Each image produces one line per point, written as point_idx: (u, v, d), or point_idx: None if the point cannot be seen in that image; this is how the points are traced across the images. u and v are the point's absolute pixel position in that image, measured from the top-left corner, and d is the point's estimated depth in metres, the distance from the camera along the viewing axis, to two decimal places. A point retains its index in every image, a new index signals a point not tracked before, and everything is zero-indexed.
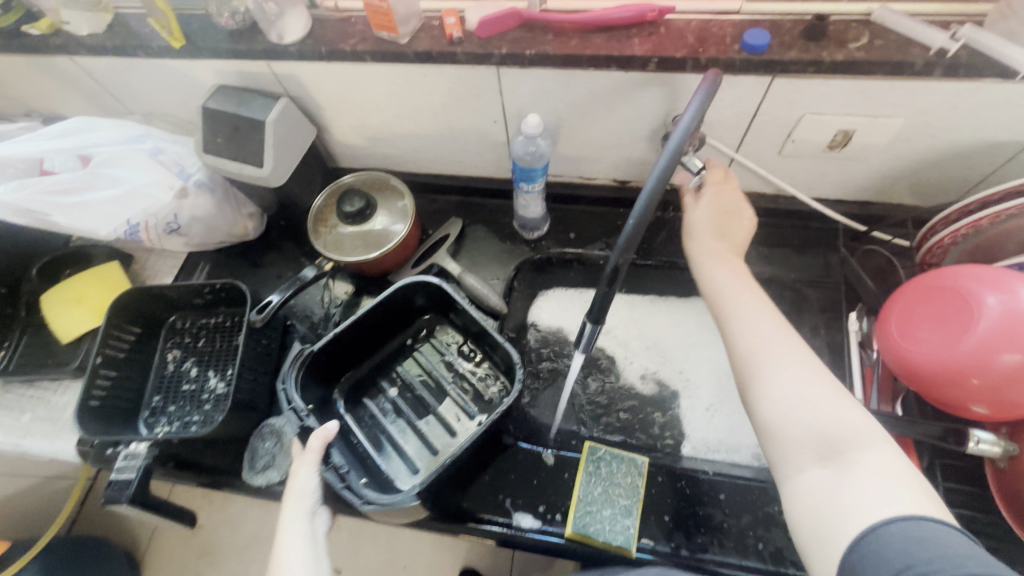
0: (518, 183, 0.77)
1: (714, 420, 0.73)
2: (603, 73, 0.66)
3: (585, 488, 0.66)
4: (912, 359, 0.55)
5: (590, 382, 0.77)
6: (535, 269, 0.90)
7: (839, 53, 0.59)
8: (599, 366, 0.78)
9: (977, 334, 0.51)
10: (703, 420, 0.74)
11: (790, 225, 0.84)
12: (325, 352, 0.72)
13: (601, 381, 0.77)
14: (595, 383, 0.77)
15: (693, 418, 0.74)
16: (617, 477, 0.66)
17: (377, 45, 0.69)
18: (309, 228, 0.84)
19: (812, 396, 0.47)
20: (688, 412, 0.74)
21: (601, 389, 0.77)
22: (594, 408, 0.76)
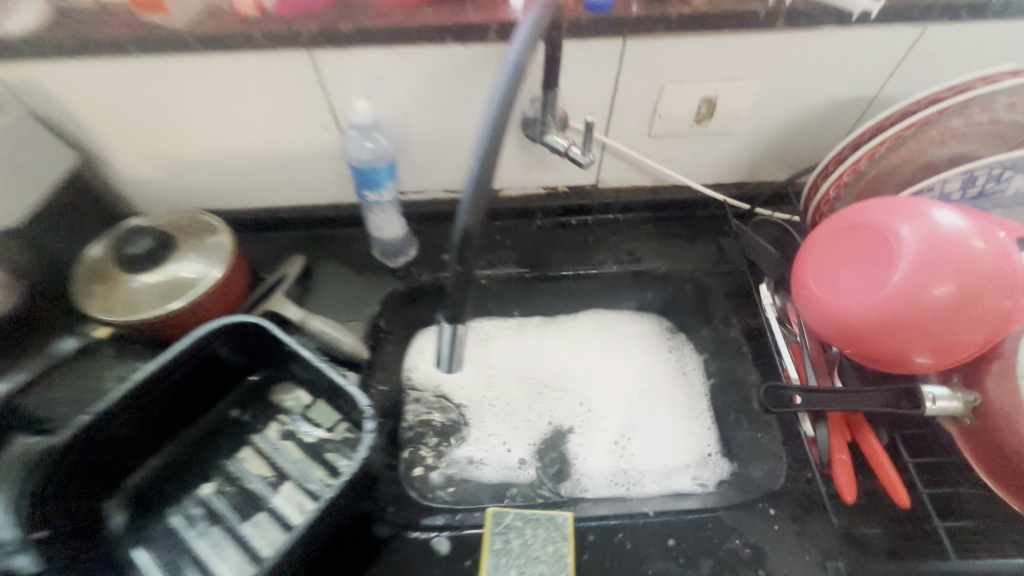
0: (363, 192, 0.63)
1: (626, 453, 0.66)
2: (440, 48, 0.56)
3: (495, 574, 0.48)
4: (840, 317, 0.46)
5: (481, 434, 0.67)
6: (404, 303, 0.73)
7: (684, 8, 0.55)
8: (487, 416, 0.69)
9: (903, 270, 0.43)
10: (609, 457, 0.66)
11: (675, 218, 0.78)
12: (79, 446, 0.48)
13: (492, 432, 0.67)
14: (483, 435, 0.67)
15: (601, 454, 0.66)
16: (534, 549, 0.50)
17: (145, 30, 0.53)
18: (73, 288, 0.60)
19: None
20: (590, 450, 0.66)
21: (496, 444, 0.67)
22: (487, 466, 0.65)
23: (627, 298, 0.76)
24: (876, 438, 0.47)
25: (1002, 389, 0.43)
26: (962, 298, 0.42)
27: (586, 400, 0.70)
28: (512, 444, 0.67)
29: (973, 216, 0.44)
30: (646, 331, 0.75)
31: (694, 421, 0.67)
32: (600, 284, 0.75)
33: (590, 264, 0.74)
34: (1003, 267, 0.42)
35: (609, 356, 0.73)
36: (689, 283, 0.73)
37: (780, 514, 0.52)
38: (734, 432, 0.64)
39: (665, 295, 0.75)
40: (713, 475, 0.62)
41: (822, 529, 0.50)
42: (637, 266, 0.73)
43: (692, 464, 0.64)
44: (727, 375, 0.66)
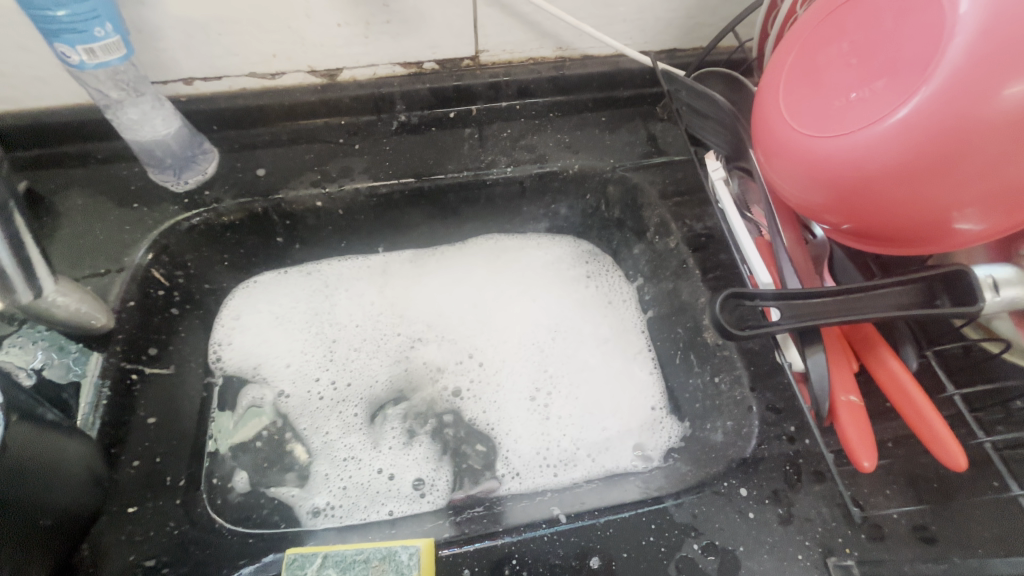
0: (50, 42, 0.37)
1: (547, 411, 0.49)
2: None
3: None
4: (840, 168, 0.29)
5: (326, 464, 0.47)
6: (200, 248, 0.49)
7: None
8: (317, 422, 0.49)
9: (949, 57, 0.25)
10: (527, 419, 0.49)
11: (592, 100, 0.56)
12: None
13: (343, 455, 0.48)
14: (330, 454, 0.48)
15: (511, 419, 0.49)
16: None
17: None
18: None
19: None
20: (499, 418, 0.49)
21: (359, 480, 0.46)
22: (344, 507, 0.45)
23: (534, 216, 0.56)
24: (897, 363, 0.30)
25: None
26: None
27: (470, 355, 0.52)
28: (388, 472, 0.47)
29: None
30: (557, 257, 0.57)
31: (634, 367, 0.49)
32: (493, 198, 0.54)
33: (473, 170, 0.52)
34: None
35: (508, 296, 0.55)
36: (614, 188, 0.52)
37: (755, 495, 0.34)
38: (684, 380, 0.45)
39: (583, 208, 0.55)
40: (663, 440, 0.45)
41: (817, 513, 0.33)
42: (539, 168, 0.52)
43: (634, 429, 0.46)
44: (672, 303, 0.47)
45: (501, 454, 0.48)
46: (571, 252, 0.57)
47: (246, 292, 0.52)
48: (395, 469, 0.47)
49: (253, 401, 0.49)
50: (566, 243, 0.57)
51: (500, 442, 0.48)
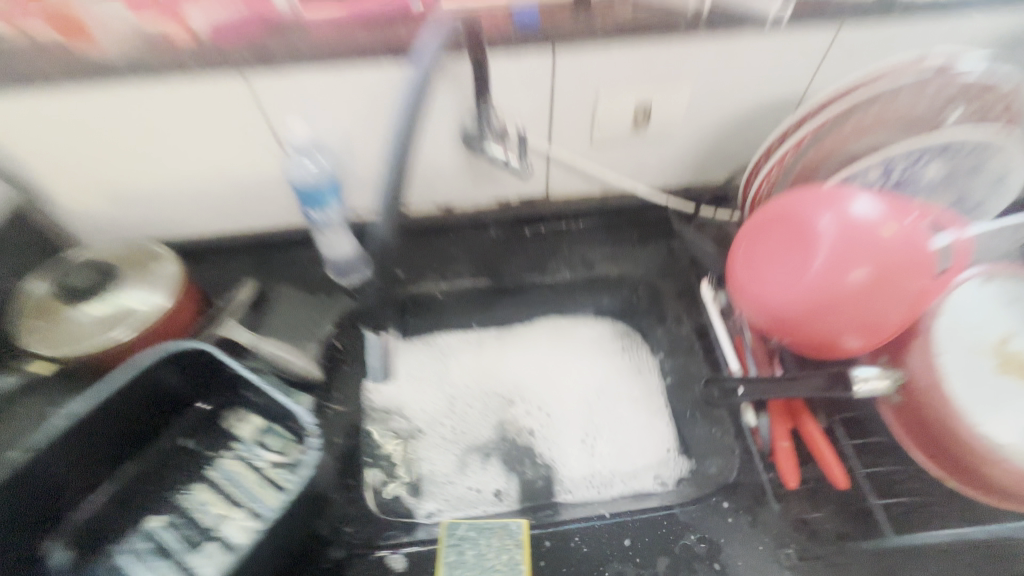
0: (307, 210, 0.64)
1: (594, 449, 0.67)
2: (375, 64, 0.57)
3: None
4: (779, 302, 0.47)
5: (431, 483, 0.64)
6: (361, 322, 0.73)
7: (608, 21, 0.57)
8: (430, 452, 0.67)
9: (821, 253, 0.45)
10: (579, 454, 0.67)
11: (627, 222, 0.78)
12: (6, 492, 0.46)
13: (443, 479, 0.65)
14: (438, 475, 0.65)
15: (568, 454, 0.67)
16: (488, 559, 0.49)
17: (76, 66, 0.53)
18: (16, 322, 0.59)
19: None
20: (558, 451, 0.67)
21: (455, 493, 0.64)
22: (447, 510, 0.62)
23: (585, 304, 0.78)
24: (816, 424, 0.49)
25: (920, 365, 0.44)
26: (875, 281, 0.43)
27: (540, 406, 0.71)
28: (477, 487, 0.65)
29: (893, 203, 0.45)
30: (601, 334, 0.76)
31: (655, 419, 0.68)
32: (555, 291, 0.76)
33: (542, 271, 0.75)
34: (916, 245, 0.43)
35: (569, 360, 0.75)
36: (642, 287, 0.74)
37: (734, 507, 0.52)
38: (691, 429, 0.64)
39: (619, 299, 0.76)
40: (674, 472, 0.63)
41: (776, 521, 0.51)
42: (589, 274, 0.74)
43: (654, 464, 0.64)
44: (683, 373, 0.67)
45: (558, 477, 0.65)
46: (611, 330, 0.76)
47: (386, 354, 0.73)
48: (480, 485, 0.65)
49: (394, 431, 0.67)
50: (606, 324, 0.77)
51: (559, 469, 0.66)
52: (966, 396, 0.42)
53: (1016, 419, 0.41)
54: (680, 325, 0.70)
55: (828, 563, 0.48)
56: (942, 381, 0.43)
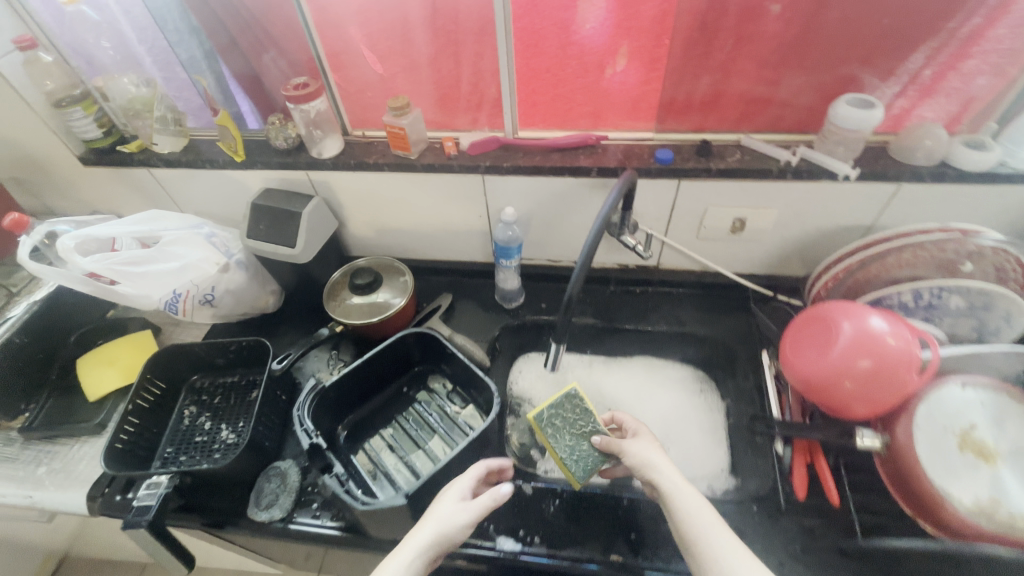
0: (499, 260, 0.98)
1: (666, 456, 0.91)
2: (559, 177, 0.91)
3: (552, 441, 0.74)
4: (806, 369, 0.71)
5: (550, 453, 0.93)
6: (511, 334, 1.06)
7: (721, 164, 0.85)
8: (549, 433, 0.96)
9: (839, 347, 0.68)
10: None
11: (715, 294, 1.04)
12: (333, 392, 0.83)
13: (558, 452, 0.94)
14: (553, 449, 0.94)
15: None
16: (574, 423, 0.76)
17: (395, 159, 0.93)
18: (325, 298, 1.00)
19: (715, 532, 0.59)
20: None
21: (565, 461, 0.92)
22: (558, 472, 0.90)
23: (673, 351, 1.03)
24: (825, 459, 0.70)
25: (903, 432, 0.65)
26: (874, 371, 0.65)
27: None
28: None
29: (894, 322, 0.68)
30: (684, 378, 1.01)
31: (715, 444, 0.91)
32: (652, 337, 1.02)
33: (645, 321, 1.02)
34: (909, 355, 0.65)
35: (657, 389, 1.00)
36: (721, 344, 0.98)
37: (760, 511, 0.73)
38: (739, 455, 0.87)
39: (702, 351, 1.01)
40: (724, 484, 0.86)
41: (789, 526, 0.70)
42: (681, 328, 1.00)
43: (709, 475, 0.88)
44: (741, 415, 0.90)
45: None
46: (689, 374, 1.02)
47: (522, 360, 1.06)
48: None
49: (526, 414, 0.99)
50: (686, 369, 1.02)
51: None
52: (928, 459, 0.62)
53: (965, 483, 0.60)
54: (746, 380, 0.92)
55: (825, 561, 0.67)
56: (913, 446, 0.64)
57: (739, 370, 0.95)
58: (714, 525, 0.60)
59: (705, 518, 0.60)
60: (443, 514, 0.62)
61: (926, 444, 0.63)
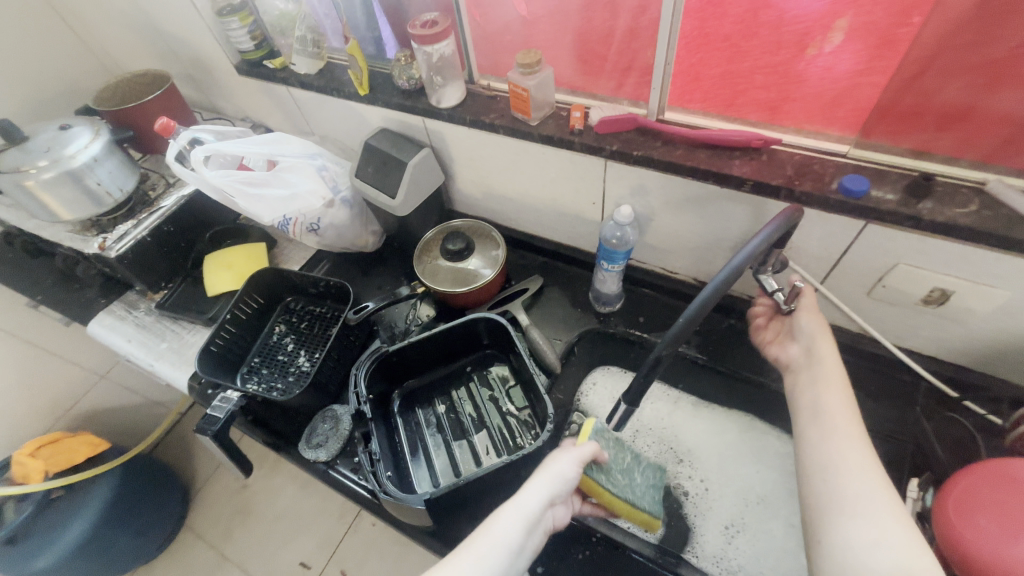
0: (600, 260, 0.85)
1: (733, 540, 0.77)
2: (699, 182, 0.73)
3: (608, 479, 0.68)
4: (976, 548, 0.49)
5: None
6: (594, 341, 0.95)
7: (940, 215, 0.60)
8: None
9: None
10: (718, 536, 0.77)
11: (871, 367, 0.80)
12: (395, 357, 0.82)
13: None
14: None
15: (708, 530, 0.78)
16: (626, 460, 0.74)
17: (512, 122, 0.82)
18: (415, 255, 0.97)
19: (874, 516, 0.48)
20: (703, 523, 0.79)
21: None
22: None
23: (785, 419, 0.84)
24: None
25: None
26: None
27: (701, 480, 0.82)
28: None
29: None
30: (789, 456, 0.81)
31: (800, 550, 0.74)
32: (764, 396, 0.85)
33: None
34: None
35: (749, 456, 0.83)
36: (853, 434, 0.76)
37: None
38: None
39: None
40: None
41: None
42: None
43: None
44: None
45: (695, 544, 0.77)
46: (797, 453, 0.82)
47: (600, 372, 0.92)
48: None
49: None
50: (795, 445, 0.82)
51: (699, 538, 0.78)
52: None
53: None
54: None
55: None
56: None
57: None
58: (874, 516, 0.48)
59: (852, 468, 0.52)
60: (552, 466, 0.62)
61: None
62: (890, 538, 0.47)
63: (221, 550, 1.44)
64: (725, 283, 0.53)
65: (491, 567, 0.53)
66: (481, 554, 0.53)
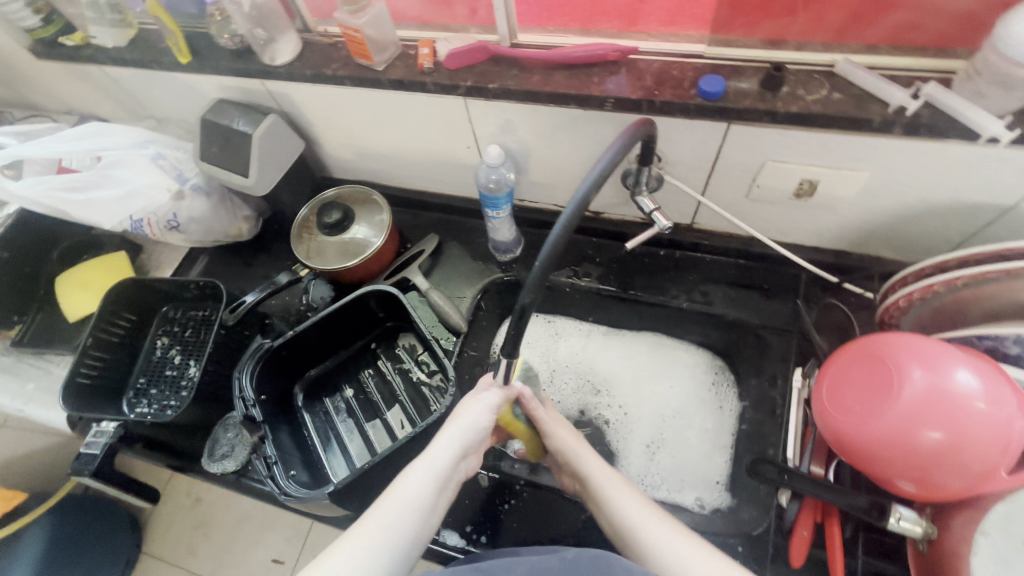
0: (484, 209, 0.80)
1: (653, 456, 0.79)
2: (564, 108, 0.68)
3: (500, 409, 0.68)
4: (848, 430, 0.52)
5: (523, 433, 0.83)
6: (501, 292, 0.92)
7: (794, 105, 0.58)
8: None
9: (897, 407, 0.49)
10: (640, 455, 0.80)
11: (763, 268, 0.81)
12: (284, 350, 0.76)
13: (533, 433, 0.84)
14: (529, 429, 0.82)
15: (630, 451, 0.80)
16: None
17: (357, 71, 0.73)
18: (292, 236, 0.88)
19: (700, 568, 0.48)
20: (624, 446, 0.81)
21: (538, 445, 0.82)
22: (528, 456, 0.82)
23: (691, 332, 0.85)
24: (839, 530, 0.55)
25: (958, 533, 0.49)
26: (948, 447, 0.47)
27: (619, 407, 0.84)
28: None
29: (990, 377, 0.48)
30: (698, 365, 0.84)
31: (715, 452, 0.77)
32: (670, 315, 0.83)
33: (660, 295, 0.82)
34: (1006, 429, 0.46)
35: (662, 373, 0.84)
36: (751, 334, 0.78)
37: None
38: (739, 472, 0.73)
39: (728, 338, 0.82)
40: (715, 502, 0.73)
41: None
42: (705, 309, 0.80)
43: (700, 488, 0.75)
44: (755, 428, 0.73)
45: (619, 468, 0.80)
46: (704, 362, 0.84)
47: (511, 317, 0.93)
48: None
49: None
50: (702, 355, 0.84)
51: (623, 462, 0.80)
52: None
53: None
54: (772, 386, 0.74)
55: None
56: (967, 555, 0.48)
57: (767, 371, 0.76)
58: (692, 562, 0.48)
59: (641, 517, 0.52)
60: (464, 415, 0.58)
61: (991, 560, 0.47)
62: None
63: (181, 568, 1.33)
64: (580, 207, 0.47)
65: (401, 530, 0.48)
66: (388, 520, 0.48)
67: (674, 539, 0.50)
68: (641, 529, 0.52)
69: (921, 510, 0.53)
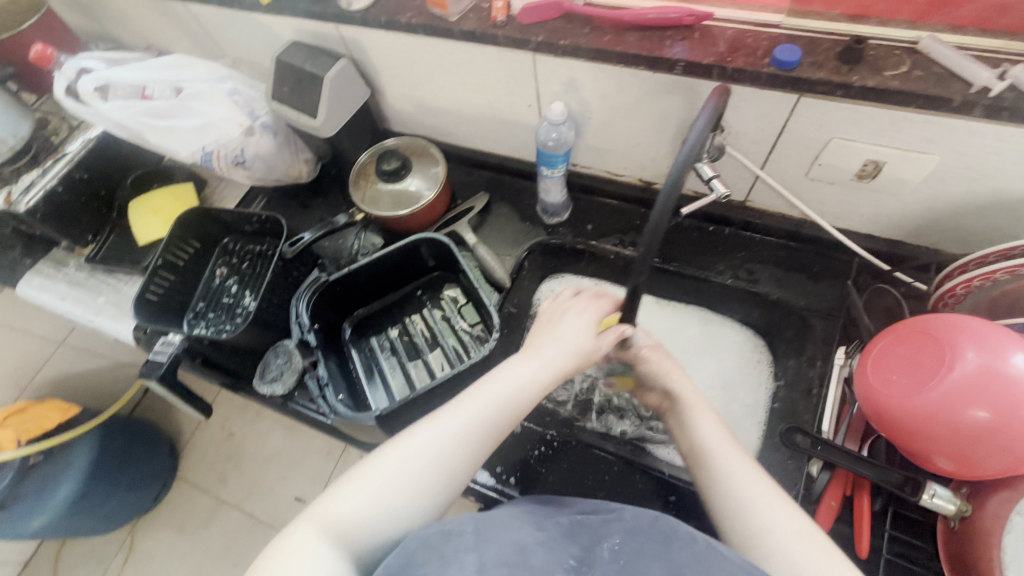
0: (540, 167, 0.81)
1: None
2: (634, 71, 0.68)
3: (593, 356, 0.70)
4: (892, 403, 0.52)
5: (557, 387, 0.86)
6: (545, 254, 0.94)
7: (871, 79, 0.58)
8: None
9: (944, 382, 0.50)
10: None
11: (813, 252, 0.81)
12: (340, 285, 0.80)
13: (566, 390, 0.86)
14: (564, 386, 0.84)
15: None
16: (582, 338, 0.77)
17: (430, 20, 0.75)
18: (351, 181, 0.91)
19: (760, 497, 0.51)
20: None
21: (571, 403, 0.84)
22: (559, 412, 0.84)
23: (733, 310, 0.85)
24: (869, 502, 0.58)
25: (993, 511, 0.50)
26: (993, 426, 0.47)
27: None
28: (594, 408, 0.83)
29: None
30: (738, 342, 0.85)
31: (745, 427, 0.78)
32: (713, 290, 0.84)
33: (705, 270, 0.83)
34: None
35: (702, 347, 0.85)
36: (794, 315, 0.78)
37: None
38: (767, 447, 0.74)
39: (769, 317, 0.82)
40: None
41: None
42: (750, 286, 0.80)
43: None
44: (788, 406, 0.74)
45: None
46: (743, 340, 0.85)
47: (552, 278, 0.96)
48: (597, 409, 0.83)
49: None
50: (742, 334, 0.85)
51: None
52: (1013, 551, 0.47)
53: None
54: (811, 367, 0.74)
55: None
56: (999, 532, 0.48)
57: (805, 352, 0.76)
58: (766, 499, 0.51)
59: (722, 451, 0.55)
60: (568, 334, 0.59)
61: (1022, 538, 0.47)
62: (780, 524, 0.49)
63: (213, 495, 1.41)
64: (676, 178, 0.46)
65: (475, 432, 0.52)
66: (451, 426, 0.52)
67: (750, 479, 0.53)
68: (724, 466, 0.54)
69: (956, 490, 0.54)
